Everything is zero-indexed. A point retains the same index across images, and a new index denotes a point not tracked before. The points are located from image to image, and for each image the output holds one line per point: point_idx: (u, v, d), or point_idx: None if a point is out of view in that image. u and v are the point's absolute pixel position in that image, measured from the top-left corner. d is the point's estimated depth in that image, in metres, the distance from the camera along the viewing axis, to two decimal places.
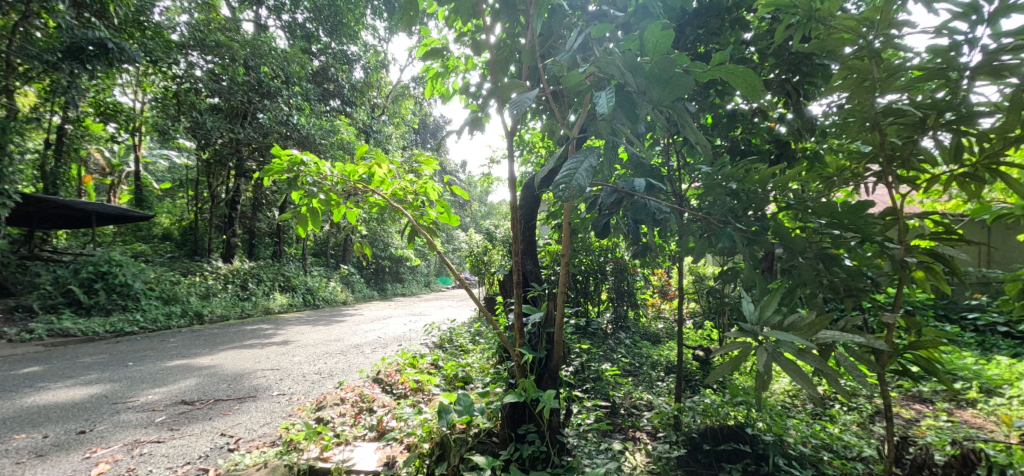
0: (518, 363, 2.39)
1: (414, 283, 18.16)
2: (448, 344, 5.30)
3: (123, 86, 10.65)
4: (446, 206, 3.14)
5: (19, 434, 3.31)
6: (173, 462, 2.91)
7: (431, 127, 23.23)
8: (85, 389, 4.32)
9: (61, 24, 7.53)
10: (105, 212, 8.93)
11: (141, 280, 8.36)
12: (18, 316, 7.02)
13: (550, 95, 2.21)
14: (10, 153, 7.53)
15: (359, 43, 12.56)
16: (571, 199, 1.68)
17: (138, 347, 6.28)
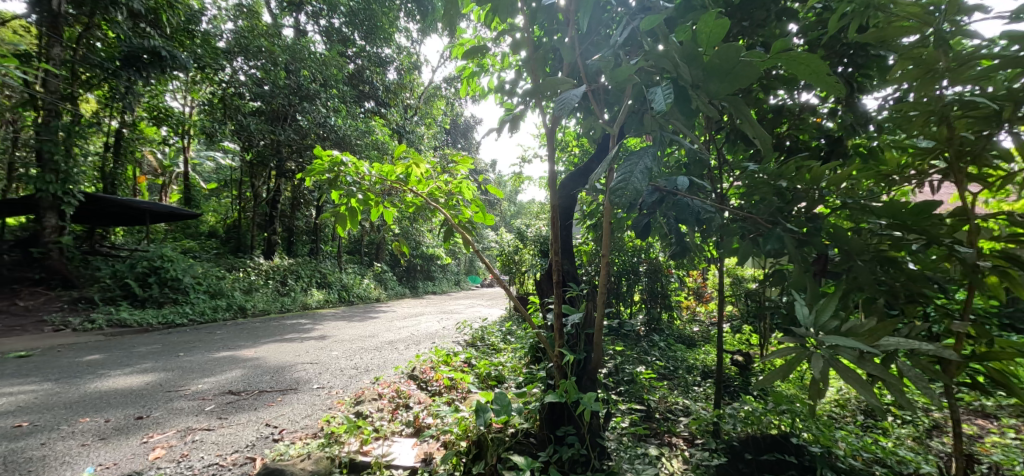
0: (558, 364, 2.37)
1: (445, 281, 18.34)
2: (480, 343, 5.30)
3: (174, 91, 11.21)
4: (481, 205, 3.14)
5: (82, 417, 3.50)
6: (222, 450, 3.02)
7: (462, 128, 23.44)
8: (141, 377, 4.54)
9: (121, 34, 8.02)
10: (157, 211, 9.39)
11: (190, 275, 8.77)
12: (80, 308, 7.45)
13: (593, 92, 2.18)
14: (75, 155, 8.03)
15: (393, 45, 12.79)
16: (626, 201, 1.65)
17: (187, 338, 6.57)
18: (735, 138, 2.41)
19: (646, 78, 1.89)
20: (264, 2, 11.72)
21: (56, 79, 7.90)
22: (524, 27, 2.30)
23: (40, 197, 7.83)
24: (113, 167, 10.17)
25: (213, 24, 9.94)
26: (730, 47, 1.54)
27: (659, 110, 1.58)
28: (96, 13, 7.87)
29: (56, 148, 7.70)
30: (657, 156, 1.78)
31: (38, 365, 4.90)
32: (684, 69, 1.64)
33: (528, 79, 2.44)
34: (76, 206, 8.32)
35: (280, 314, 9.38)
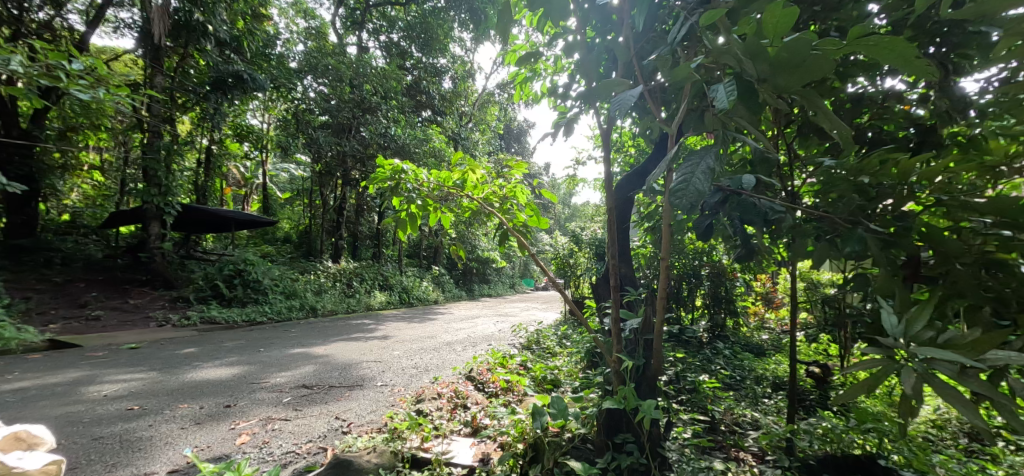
0: (616, 370, 2.30)
1: (500, 284, 18.45)
2: (535, 346, 5.27)
3: (254, 110, 12.16)
4: (535, 209, 3.12)
5: (181, 404, 3.80)
6: (299, 439, 3.17)
7: (516, 132, 23.59)
8: (229, 369, 4.89)
9: (210, 61, 9.05)
10: (240, 219, 10.06)
11: (268, 277, 9.38)
12: (178, 307, 8.11)
13: (650, 92, 2.09)
14: (174, 171, 8.80)
15: (448, 55, 13.09)
16: (687, 205, 1.57)
17: (266, 335, 7.02)
18: (808, 131, 2.24)
19: (706, 75, 1.81)
20: (331, 23, 12.45)
21: (159, 105, 8.75)
22: (577, 28, 2.26)
23: (147, 208, 8.62)
24: (204, 181, 11.15)
25: (287, 47, 10.84)
26: (800, 39, 1.41)
27: (722, 108, 1.48)
28: (190, 44, 8.78)
29: (158, 165, 8.47)
30: (719, 156, 1.67)
31: (144, 356, 5.40)
32: (748, 65, 1.53)
33: (582, 82, 2.39)
34: (176, 215, 9.16)
35: (347, 314, 9.82)
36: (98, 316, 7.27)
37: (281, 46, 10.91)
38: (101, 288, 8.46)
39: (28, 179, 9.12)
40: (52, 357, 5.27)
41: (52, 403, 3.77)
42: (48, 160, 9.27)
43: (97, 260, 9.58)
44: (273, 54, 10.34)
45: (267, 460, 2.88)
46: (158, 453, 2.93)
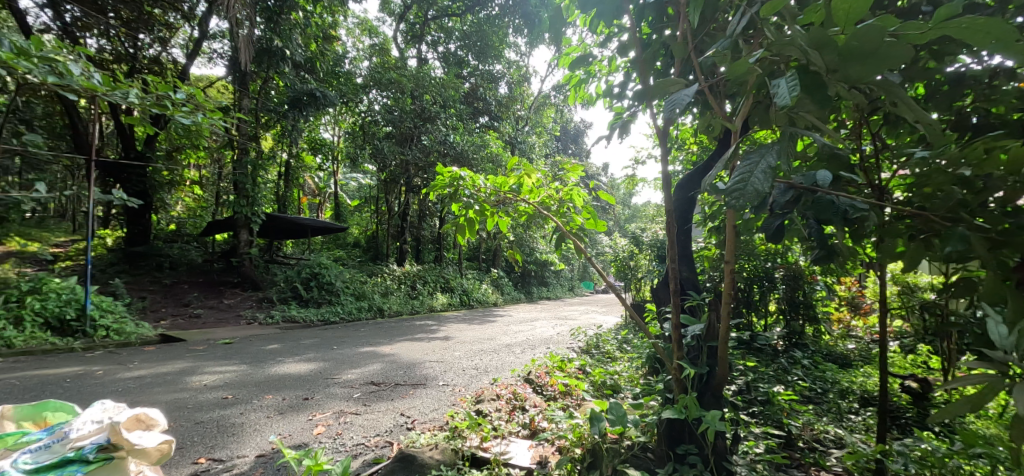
0: (677, 378, 2.19)
1: (559, 287, 18.28)
2: (595, 350, 5.15)
3: (326, 124, 12.97)
4: (592, 211, 3.02)
5: (267, 394, 4.06)
6: (367, 432, 3.28)
7: (573, 133, 23.43)
8: (306, 364, 5.17)
9: (289, 82, 9.85)
10: (316, 227, 10.60)
11: (341, 280, 9.86)
12: (265, 306, 8.84)
13: (708, 88, 1.97)
14: (258, 184, 9.47)
15: (503, 61, 13.25)
16: (745, 207, 1.46)
17: (339, 334, 7.38)
18: (895, 120, 2.03)
19: (769, 68, 1.67)
20: (393, 39, 13.00)
21: (247, 125, 9.52)
22: (630, 25, 2.17)
23: (237, 217, 9.47)
24: (285, 191, 11.91)
25: (355, 64, 11.72)
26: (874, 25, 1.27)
27: (784, 103, 1.35)
28: (271, 68, 9.60)
29: (246, 178, 9.24)
30: (786, 153, 1.54)
31: (236, 350, 5.83)
32: (814, 55, 1.37)
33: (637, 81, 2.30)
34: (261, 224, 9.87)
35: (412, 315, 10.12)
36: (198, 314, 8.00)
37: (348, 64, 11.67)
38: (201, 289, 9.33)
39: (144, 195, 10.41)
40: (164, 349, 5.81)
41: (163, 390, 4.14)
42: (159, 178, 10.48)
43: (198, 264, 10.54)
44: (341, 72, 11.18)
45: (340, 451, 3.00)
46: (248, 438, 3.13)
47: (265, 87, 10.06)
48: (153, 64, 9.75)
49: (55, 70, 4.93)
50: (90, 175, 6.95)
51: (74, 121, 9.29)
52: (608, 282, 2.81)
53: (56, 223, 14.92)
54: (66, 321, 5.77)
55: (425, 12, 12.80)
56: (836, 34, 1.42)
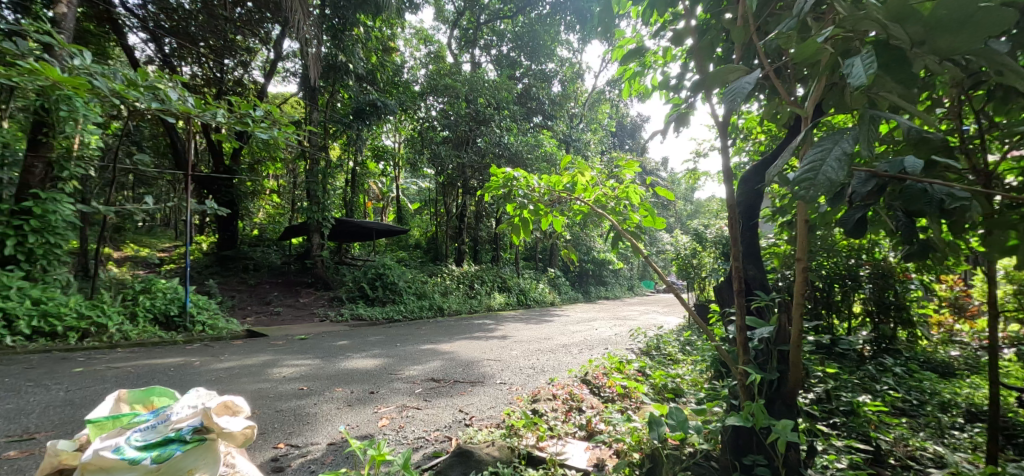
0: (743, 383, 2.04)
1: (617, 286, 17.82)
2: (655, 351, 4.94)
3: (388, 132, 13.50)
4: (650, 208, 2.88)
5: (337, 387, 4.23)
6: (428, 427, 3.33)
7: (629, 129, 22.91)
8: (372, 360, 5.36)
9: (353, 94, 10.32)
10: (380, 230, 10.99)
11: (404, 280, 10.17)
12: (335, 305, 9.28)
13: (774, 72, 1.81)
14: (327, 191, 9.97)
15: (556, 59, 13.16)
16: (814, 203, 1.34)
17: (402, 332, 7.61)
18: (1004, 94, 1.76)
19: (843, 46, 1.50)
20: (448, 45, 13.27)
21: (317, 137, 10.08)
22: (685, 11, 2.04)
23: (310, 222, 10.03)
24: (352, 196, 12.42)
25: (413, 73, 12.10)
26: None
27: (859, 84, 1.20)
28: (336, 82, 10.22)
29: (317, 186, 9.75)
30: (865, 139, 1.39)
31: (310, 346, 6.15)
32: (895, 28, 1.21)
33: (694, 71, 2.17)
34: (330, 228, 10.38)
35: (470, 314, 10.25)
36: (278, 311, 8.54)
37: (407, 73, 12.07)
38: (281, 289, 9.95)
39: (231, 204, 11.33)
40: (248, 343, 6.22)
41: (248, 380, 4.42)
42: (244, 188, 11.36)
43: (276, 265, 11.26)
44: (400, 81, 11.58)
45: (401, 443, 3.06)
46: (321, 427, 3.26)
47: (332, 100, 10.64)
48: (237, 85, 10.69)
49: (158, 97, 5.53)
50: (188, 187, 7.60)
51: (174, 140, 10.21)
52: (668, 282, 2.67)
53: (160, 231, 16.54)
54: (171, 316, 6.28)
55: (478, 16, 12.99)
56: (917, 4, 1.26)
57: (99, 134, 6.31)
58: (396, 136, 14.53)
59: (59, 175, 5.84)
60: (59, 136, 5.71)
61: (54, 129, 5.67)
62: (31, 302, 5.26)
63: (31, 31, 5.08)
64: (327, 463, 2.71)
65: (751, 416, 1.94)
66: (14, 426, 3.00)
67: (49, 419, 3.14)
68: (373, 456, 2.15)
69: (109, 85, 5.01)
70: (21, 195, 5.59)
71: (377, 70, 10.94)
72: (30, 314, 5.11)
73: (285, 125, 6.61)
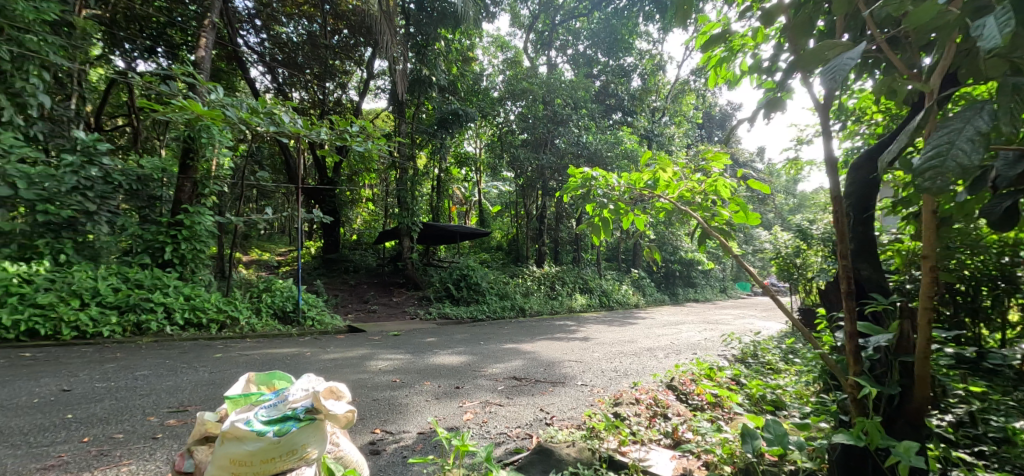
0: (853, 397, 1.79)
1: (708, 288, 16.76)
2: (751, 359, 4.57)
3: (469, 138, 13.91)
4: (741, 203, 2.66)
5: (427, 381, 4.37)
6: (510, 423, 3.32)
7: (717, 120, 21.66)
8: (459, 357, 5.49)
9: (437, 103, 10.73)
10: (463, 234, 11.26)
11: (487, 281, 10.33)
12: (423, 304, 9.64)
13: (886, 42, 1.58)
14: (415, 198, 10.45)
15: (634, 52, 12.84)
16: (944, 187, 1.15)
17: (485, 331, 7.73)
18: None
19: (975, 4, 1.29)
20: (524, 50, 13.36)
21: (405, 147, 10.60)
22: None
23: (401, 227, 10.55)
24: (438, 202, 12.78)
25: (491, 80, 12.34)
26: None
27: (991, 46, 1.05)
28: (421, 95, 10.66)
29: (406, 193, 10.24)
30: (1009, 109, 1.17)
31: (402, 342, 6.42)
32: None
33: (789, 50, 1.95)
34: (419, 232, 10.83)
35: (552, 315, 10.18)
36: (373, 310, 9.06)
37: (486, 81, 12.28)
38: (375, 289, 10.55)
39: (333, 212, 12.25)
40: (348, 337, 6.64)
41: (350, 371, 4.69)
42: (343, 197, 12.23)
43: (372, 267, 11.95)
44: (480, 89, 11.83)
45: (483, 437, 3.07)
46: (411, 416, 3.37)
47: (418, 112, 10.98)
48: (337, 105, 11.50)
49: (275, 122, 6.10)
50: (298, 198, 8.32)
51: (288, 160, 11.17)
52: (763, 283, 2.43)
53: (276, 238, 18.34)
54: (287, 311, 6.84)
55: (553, 18, 12.98)
56: None
57: (231, 156, 7.12)
58: (476, 143, 15.00)
59: (202, 192, 6.65)
60: (201, 159, 6.51)
61: (198, 154, 6.54)
62: (183, 298, 5.92)
63: (179, 73, 5.92)
64: (417, 450, 2.78)
65: (863, 434, 1.72)
66: (172, 399, 3.39)
67: (198, 395, 3.50)
68: (457, 446, 2.16)
69: (237, 114, 5.67)
70: (176, 210, 6.46)
71: (457, 81, 11.25)
72: (181, 308, 5.75)
73: (377, 136, 7.03)
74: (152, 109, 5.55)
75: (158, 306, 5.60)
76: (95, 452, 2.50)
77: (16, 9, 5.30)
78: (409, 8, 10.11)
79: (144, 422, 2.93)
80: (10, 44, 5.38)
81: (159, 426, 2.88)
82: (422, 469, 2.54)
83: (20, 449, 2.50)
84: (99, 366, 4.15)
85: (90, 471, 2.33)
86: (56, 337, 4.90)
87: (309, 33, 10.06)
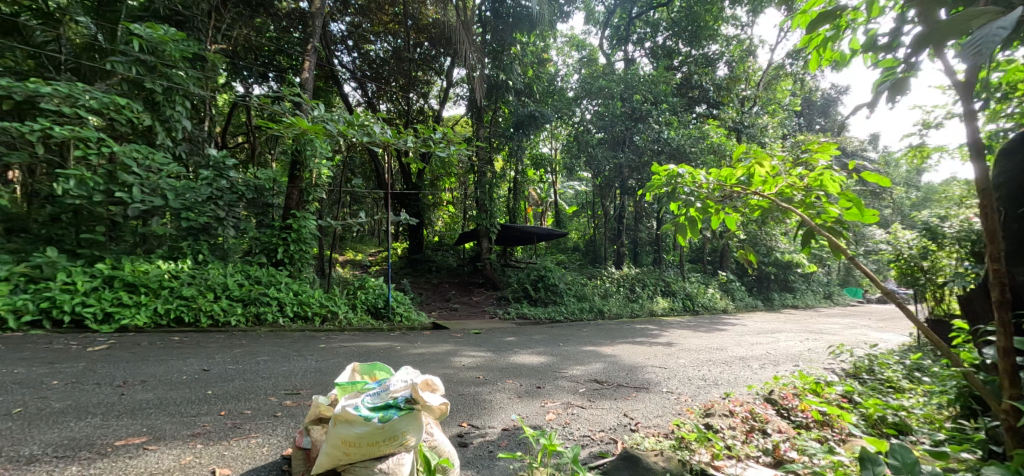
0: (1009, 426, 1.53)
1: (810, 294, 15.19)
2: (864, 375, 4.09)
3: (546, 139, 13.92)
4: (854, 199, 2.37)
5: (509, 379, 4.41)
6: (593, 426, 3.25)
7: (818, 107, 19.80)
8: (539, 357, 5.48)
9: (514, 107, 10.86)
10: (540, 234, 11.23)
11: (564, 282, 10.24)
12: (502, 304, 9.76)
13: None
14: (493, 200, 10.65)
15: (720, 38, 12.07)
16: None
17: (564, 332, 7.65)
18: None
19: None
20: (600, 47, 13.13)
21: (484, 150, 10.80)
22: None
23: (480, 228, 10.79)
24: (514, 203, 12.87)
25: (566, 80, 12.29)
26: None
27: None
28: (498, 99, 10.85)
29: (485, 195, 10.44)
30: None
31: (483, 340, 6.55)
32: None
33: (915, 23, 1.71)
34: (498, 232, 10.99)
35: (632, 318, 9.84)
36: (455, 308, 9.34)
37: (559, 81, 12.30)
38: (456, 289, 10.87)
39: (418, 214, 12.82)
40: (432, 333, 6.89)
41: (437, 366, 4.87)
42: (426, 201, 12.75)
43: (452, 267, 12.33)
44: (555, 89, 11.77)
45: (567, 438, 3.03)
46: (495, 413, 3.41)
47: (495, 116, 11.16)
48: (420, 113, 12.03)
49: (368, 132, 6.49)
50: (387, 202, 8.80)
51: (377, 166, 11.87)
52: (886, 289, 2.16)
53: (368, 240, 19.58)
54: (378, 308, 7.23)
55: (629, 11, 12.59)
56: None
57: (330, 165, 7.72)
58: (552, 143, 15.03)
59: (307, 199, 7.23)
60: (306, 170, 7.11)
61: (304, 166, 7.13)
62: (293, 293, 6.47)
63: (288, 94, 6.53)
64: (503, 446, 2.81)
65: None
66: (287, 383, 3.71)
67: (308, 380, 3.80)
68: (545, 444, 2.14)
69: (336, 127, 6.13)
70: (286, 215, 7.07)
71: (533, 83, 11.29)
72: (291, 303, 6.27)
73: (458, 140, 7.24)
74: (268, 126, 6.16)
75: (273, 300, 6.14)
76: (231, 424, 2.79)
77: (165, 50, 6.22)
78: (485, 16, 10.36)
79: (267, 401, 3.23)
80: (161, 79, 6.31)
81: (279, 406, 3.16)
82: (509, 465, 2.55)
83: (174, 417, 2.85)
84: (228, 351, 4.66)
85: (228, 440, 2.60)
86: (196, 324, 5.54)
87: (394, 48, 10.64)
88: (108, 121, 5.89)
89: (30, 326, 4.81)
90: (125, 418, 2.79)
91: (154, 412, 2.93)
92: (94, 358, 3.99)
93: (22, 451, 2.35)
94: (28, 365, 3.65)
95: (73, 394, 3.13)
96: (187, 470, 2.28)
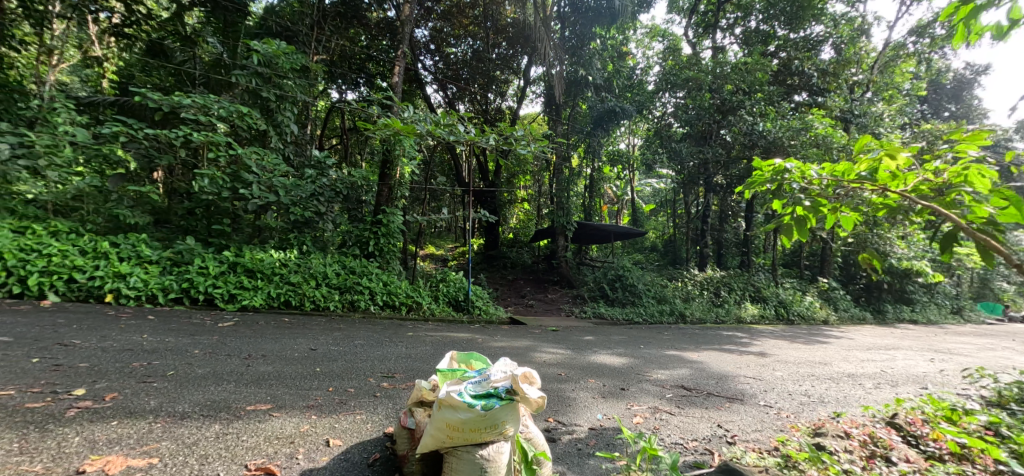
0: None
1: (932, 306, 13.30)
2: (1008, 408, 3.51)
3: (624, 134, 13.55)
4: (1010, 196, 1.97)
5: (592, 378, 4.34)
6: (685, 434, 3.10)
7: (945, 91, 17.37)
8: (619, 358, 5.33)
9: (594, 103, 10.69)
10: (618, 233, 10.90)
11: (644, 283, 9.87)
12: (579, 303, 9.64)
13: None
14: (569, 198, 10.59)
15: (825, 19, 10.96)
16: None
17: (645, 334, 7.39)
18: None
19: None
20: (685, 36, 12.50)
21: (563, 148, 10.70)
22: None
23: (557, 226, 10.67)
24: (592, 201, 12.56)
25: (647, 73, 11.88)
26: None
27: None
28: (577, 96, 10.81)
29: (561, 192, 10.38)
30: None
31: (562, 337, 6.52)
32: None
33: None
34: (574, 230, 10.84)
35: (717, 324, 9.28)
36: (532, 305, 9.38)
37: (639, 74, 11.91)
38: (532, 286, 10.91)
39: (495, 211, 13.04)
40: (513, 328, 6.98)
41: (518, 360, 4.92)
42: (502, 198, 12.92)
43: (529, 264, 12.39)
44: (635, 83, 11.50)
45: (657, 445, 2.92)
46: (580, 411, 3.37)
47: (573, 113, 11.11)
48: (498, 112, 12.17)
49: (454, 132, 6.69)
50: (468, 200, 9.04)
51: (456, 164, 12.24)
52: None
53: (447, 235, 20.27)
54: (461, 300, 7.45)
55: None
56: None
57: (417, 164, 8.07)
58: (631, 138, 14.63)
59: (396, 195, 7.62)
60: (396, 169, 7.46)
61: (394, 164, 7.51)
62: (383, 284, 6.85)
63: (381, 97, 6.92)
64: (592, 446, 2.77)
65: None
66: (383, 366, 3.94)
67: (401, 366, 4.01)
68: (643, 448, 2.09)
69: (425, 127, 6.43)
70: (377, 211, 7.47)
71: (613, 77, 11.15)
72: (381, 292, 6.64)
73: (539, 138, 7.26)
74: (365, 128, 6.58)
75: (366, 289, 6.56)
76: (338, 400, 3.02)
77: (278, 62, 6.86)
78: (564, 11, 10.33)
79: (366, 381, 3.46)
80: (275, 88, 6.94)
81: (378, 387, 3.36)
82: (601, 466, 2.52)
83: (292, 389, 3.14)
84: (330, 334, 5.04)
85: (337, 414, 2.82)
86: (301, 307, 6.09)
87: (474, 48, 10.88)
88: (233, 127, 6.60)
89: (174, 302, 5.54)
90: (252, 387, 3.12)
91: (274, 383, 3.25)
92: (225, 333, 4.51)
93: (176, 407, 2.71)
94: (175, 336, 4.21)
95: (211, 362, 3.56)
96: (306, 438, 2.50)
